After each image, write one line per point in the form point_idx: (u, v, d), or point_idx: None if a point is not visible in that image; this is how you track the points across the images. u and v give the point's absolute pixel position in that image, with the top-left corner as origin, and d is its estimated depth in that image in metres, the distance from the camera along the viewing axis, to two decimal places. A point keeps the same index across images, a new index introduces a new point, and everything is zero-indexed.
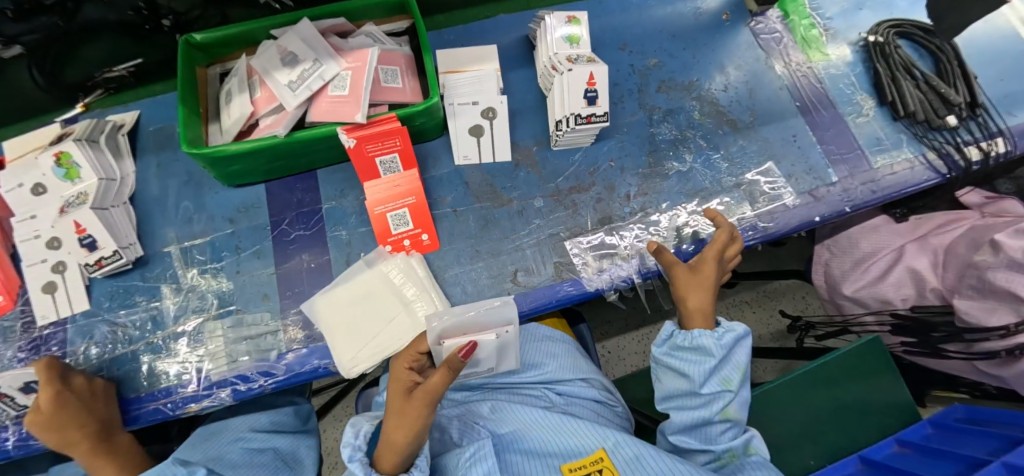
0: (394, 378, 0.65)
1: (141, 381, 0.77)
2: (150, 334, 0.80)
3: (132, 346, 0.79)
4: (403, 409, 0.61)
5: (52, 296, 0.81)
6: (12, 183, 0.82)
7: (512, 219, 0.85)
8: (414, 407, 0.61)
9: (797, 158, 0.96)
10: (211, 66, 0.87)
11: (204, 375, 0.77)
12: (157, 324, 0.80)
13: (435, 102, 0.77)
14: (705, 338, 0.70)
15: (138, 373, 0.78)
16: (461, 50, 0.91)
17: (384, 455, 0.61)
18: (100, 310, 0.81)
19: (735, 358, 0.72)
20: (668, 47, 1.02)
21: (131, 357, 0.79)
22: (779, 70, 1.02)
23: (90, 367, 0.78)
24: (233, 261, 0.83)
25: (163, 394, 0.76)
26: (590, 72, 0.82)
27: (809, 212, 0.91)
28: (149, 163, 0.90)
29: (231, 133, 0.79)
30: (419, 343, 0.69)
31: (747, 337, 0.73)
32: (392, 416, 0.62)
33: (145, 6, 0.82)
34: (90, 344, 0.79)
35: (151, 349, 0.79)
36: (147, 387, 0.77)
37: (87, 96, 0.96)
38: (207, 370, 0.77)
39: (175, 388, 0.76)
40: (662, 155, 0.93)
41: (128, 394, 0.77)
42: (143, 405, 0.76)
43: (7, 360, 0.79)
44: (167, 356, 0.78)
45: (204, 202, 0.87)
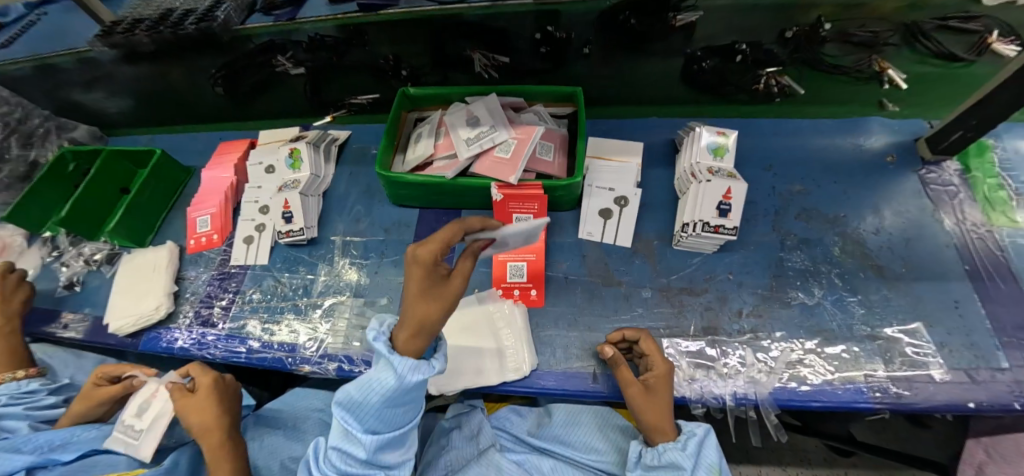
0: (419, 260, 0.60)
1: (279, 334, 0.93)
2: (299, 298, 0.97)
3: (284, 302, 0.97)
4: (431, 294, 0.60)
5: (247, 246, 1.04)
6: (258, 160, 1.09)
7: (616, 301, 0.89)
8: (452, 288, 0.61)
9: (955, 327, 0.85)
10: (412, 111, 1.08)
11: (323, 346, 0.90)
12: (306, 292, 0.97)
13: (578, 180, 0.87)
14: (671, 453, 0.67)
15: (280, 325, 0.94)
16: (611, 141, 1.01)
17: (404, 333, 0.59)
18: (272, 269, 1.02)
19: (706, 460, 0.66)
20: (818, 178, 1.00)
21: (280, 311, 0.96)
22: (948, 226, 0.94)
23: (250, 309, 0.98)
24: (376, 263, 0.98)
25: (289, 349, 0.91)
26: (728, 187, 0.85)
27: (958, 393, 0.79)
28: (344, 171, 1.13)
29: (410, 165, 0.96)
30: (452, 234, 0.62)
31: (710, 433, 0.69)
32: (415, 300, 0.60)
33: (393, 58, 1.10)
34: (255, 289, 1.00)
35: (295, 310, 0.96)
36: (280, 340, 0.92)
37: (335, 111, 1.24)
38: (326, 342, 0.90)
39: (299, 348, 0.90)
40: (788, 282, 0.90)
41: (266, 341, 0.93)
42: (274, 353, 0.91)
43: (202, 282, 1.03)
44: (303, 321, 0.94)
45: (373, 209, 1.06)
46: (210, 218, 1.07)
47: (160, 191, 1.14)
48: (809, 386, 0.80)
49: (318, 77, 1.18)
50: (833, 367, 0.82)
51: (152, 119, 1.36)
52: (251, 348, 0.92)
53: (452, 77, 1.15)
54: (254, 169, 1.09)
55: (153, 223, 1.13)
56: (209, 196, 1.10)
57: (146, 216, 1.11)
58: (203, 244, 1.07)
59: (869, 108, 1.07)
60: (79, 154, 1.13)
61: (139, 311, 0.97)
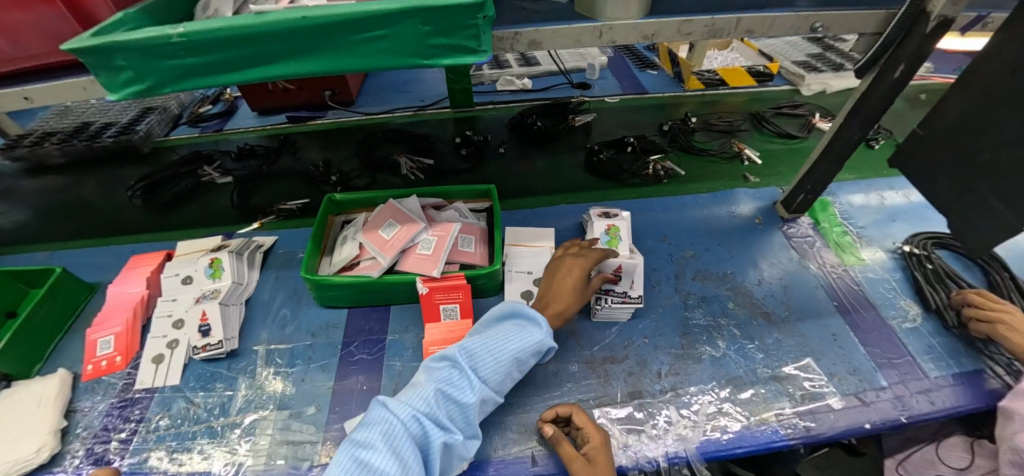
0: (569, 267, 0.91)
1: (189, 461, 0.85)
2: (214, 418, 0.90)
3: (195, 425, 0.89)
4: (570, 284, 0.89)
5: (156, 366, 0.96)
6: (174, 271, 1.06)
7: (547, 379, 0.92)
8: (565, 300, 0.88)
9: (838, 358, 0.97)
10: (339, 215, 1.13)
11: (242, 469, 0.83)
12: (223, 411, 0.91)
13: (497, 268, 0.96)
14: None
15: (191, 452, 0.86)
16: (525, 229, 1.10)
17: (554, 305, 0.88)
18: (184, 387, 0.95)
19: None
20: (704, 243, 1.15)
21: (191, 436, 0.88)
22: (814, 270, 1.10)
23: (156, 439, 0.88)
24: (302, 369, 0.95)
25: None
26: (628, 261, 0.96)
27: (855, 417, 0.89)
28: (269, 277, 1.12)
29: (337, 266, 0.99)
30: (578, 268, 0.90)
31: None
32: (564, 292, 0.89)
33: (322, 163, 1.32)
34: (163, 415, 0.91)
35: (209, 432, 0.88)
36: (190, 469, 0.84)
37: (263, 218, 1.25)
38: (246, 464, 0.84)
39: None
40: (696, 338, 0.99)
41: (175, 472, 0.84)
42: None
43: (99, 412, 0.93)
44: (219, 444, 0.87)
45: (299, 312, 1.05)
46: (114, 339, 1.00)
47: (55, 315, 1.06)
48: (730, 434, 0.86)
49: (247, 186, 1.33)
50: (744, 413, 0.89)
51: (52, 239, 1.29)
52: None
53: (379, 178, 1.30)
54: (169, 281, 1.05)
55: (42, 351, 1.03)
56: (113, 315, 1.03)
57: (32, 344, 1.01)
58: (103, 369, 0.98)
59: (737, 180, 1.28)
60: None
61: (14, 457, 0.85)
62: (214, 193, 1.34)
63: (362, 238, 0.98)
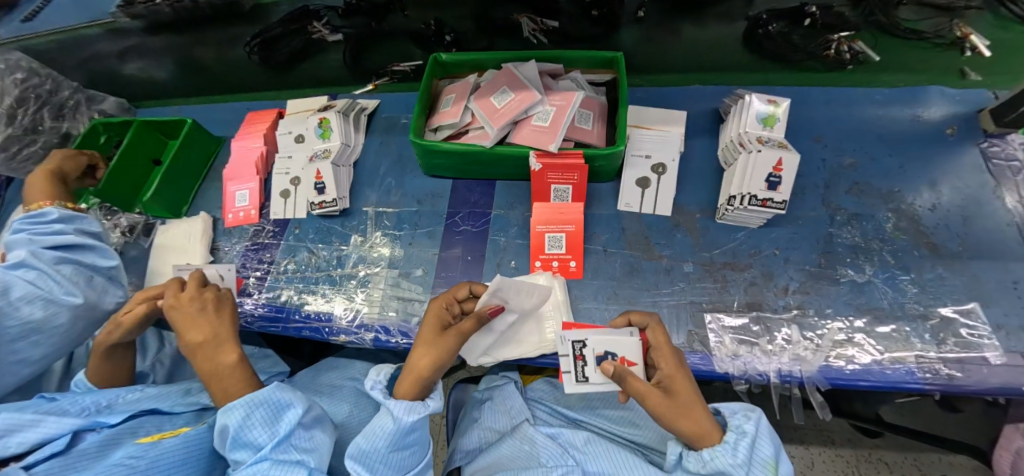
0: (428, 315, 0.72)
1: (311, 303, 0.92)
2: (332, 268, 0.95)
3: (317, 273, 0.95)
4: (436, 350, 0.67)
5: (286, 200, 1.02)
6: (286, 129, 1.05)
7: (658, 275, 0.86)
8: (441, 344, 0.67)
9: (1014, 309, 0.81)
10: (443, 79, 1.03)
11: (358, 315, 0.89)
12: (339, 263, 0.96)
13: (620, 150, 0.83)
14: (718, 463, 0.57)
15: (313, 295, 0.93)
16: (651, 109, 0.96)
17: (404, 381, 0.66)
18: (305, 240, 1.00)
19: (760, 456, 0.57)
20: (872, 151, 0.95)
21: (314, 282, 0.95)
22: (1009, 204, 0.88)
23: (285, 279, 0.96)
24: (409, 234, 0.96)
25: (323, 319, 0.89)
26: (780, 158, 0.81)
27: (1015, 376, 0.75)
28: (374, 140, 1.09)
29: (444, 132, 0.92)
30: (458, 291, 0.75)
31: (763, 422, 0.60)
32: (422, 345, 0.68)
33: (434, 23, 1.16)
34: (290, 260, 0.98)
35: (329, 281, 0.94)
36: (313, 308, 0.92)
37: (378, 79, 1.29)
38: (362, 312, 0.89)
39: (334, 318, 0.89)
40: (838, 259, 0.86)
41: (301, 309, 0.92)
42: (308, 323, 0.89)
43: (236, 251, 1.02)
44: (337, 292, 0.92)
45: (404, 181, 1.02)
46: (250, 193, 1.04)
47: (194, 161, 1.13)
48: (856, 365, 0.77)
49: (357, 45, 1.25)
50: (878, 345, 0.79)
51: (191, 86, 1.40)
52: (288, 316, 0.91)
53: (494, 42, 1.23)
54: (282, 139, 1.05)
55: (186, 195, 1.13)
56: (239, 168, 1.06)
57: (179, 186, 1.10)
58: (241, 219, 1.04)
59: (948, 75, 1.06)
60: (111, 127, 1.13)
61: None
62: (327, 52, 1.27)
63: (472, 105, 0.89)
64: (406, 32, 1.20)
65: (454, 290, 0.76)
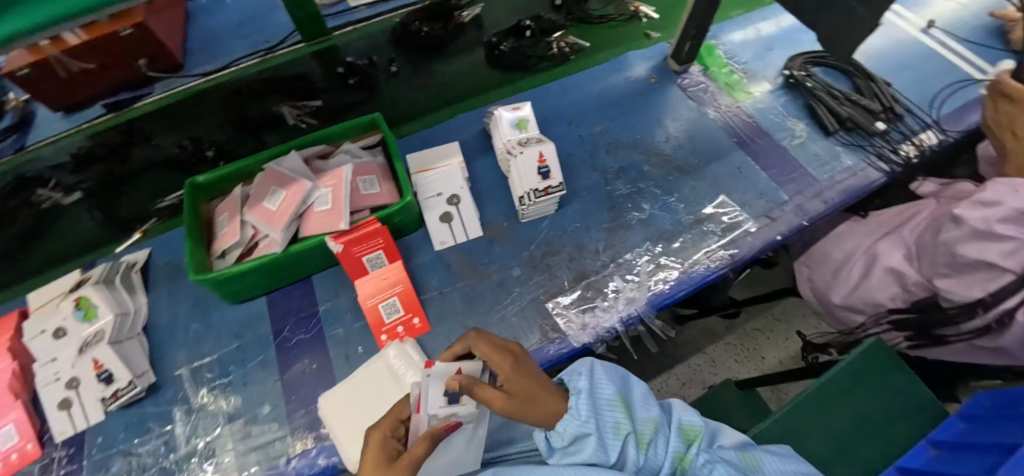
0: (372, 443, 0.61)
1: None
2: (163, 459, 0.82)
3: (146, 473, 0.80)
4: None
5: (69, 411, 0.83)
6: (38, 330, 0.87)
7: (494, 292, 0.92)
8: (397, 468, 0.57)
9: (747, 187, 1.04)
10: (213, 201, 0.97)
11: None
12: (171, 447, 0.82)
13: (409, 201, 0.88)
14: (572, 428, 0.61)
15: None
16: (427, 152, 1.02)
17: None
18: (115, 442, 0.83)
19: (601, 399, 0.64)
20: (609, 115, 1.14)
21: None
22: (711, 115, 1.14)
23: None
24: (240, 374, 0.87)
25: None
26: (539, 152, 0.93)
27: (769, 234, 0.97)
28: (160, 294, 0.97)
29: (232, 255, 0.87)
30: (400, 410, 0.66)
31: (596, 365, 0.67)
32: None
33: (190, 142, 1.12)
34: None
35: (165, 472, 0.80)
36: None
37: None
38: None
39: None
40: (622, 209, 1.02)
41: None
42: None
43: None
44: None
45: (212, 320, 0.93)
46: (16, 427, 0.82)
47: None
48: (670, 282, 0.92)
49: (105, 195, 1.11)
50: (678, 260, 0.95)
51: None
52: None
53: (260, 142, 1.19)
54: (37, 343, 0.86)
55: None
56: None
57: None
58: (16, 462, 0.82)
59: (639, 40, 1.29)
60: None
61: None
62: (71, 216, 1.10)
63: (247, 217, 0.86)
64: (160, 163, 1.13)
65: (397, 409, 0.66)
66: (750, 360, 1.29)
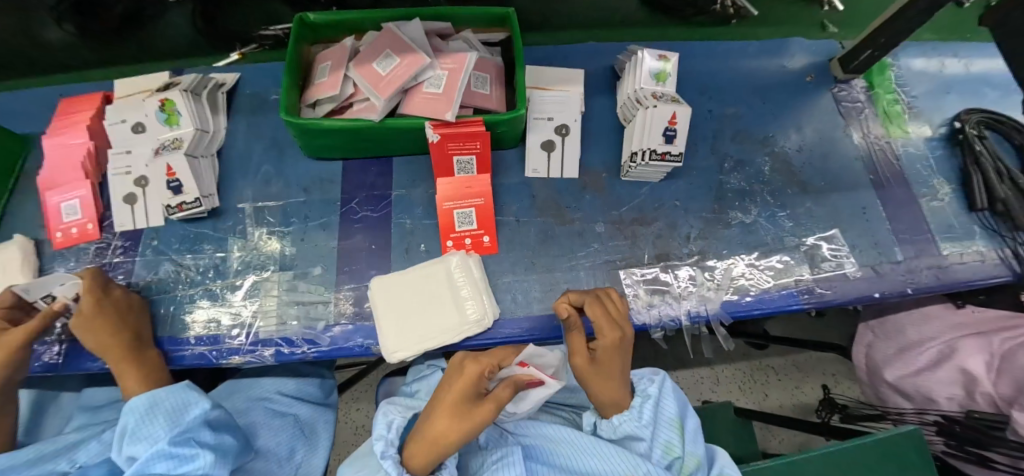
0: (466, 376, 0.63)
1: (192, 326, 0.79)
2: (210, 281, 0.82)
3: (191, 289, 0.81)
4: (613, 373, 0.70)
5: (133, 207, 0.84)
6: (116, 117, 0.86)
7: (571, 239, 0.87)
8: (610, 360, 0.71)
9: (863, 230, 0.94)
10: (316, 45, 0.91)
11: (253, 331, 0.78)
12: (219, 274, 0.83)
13: (521, 114, 0.79)
14: (625, 424, 0.69)
15: (187, 317, 0.79)
16: (550, 69, 0.94)
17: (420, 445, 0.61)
18: (168, 250, 0.84)
19: (667, 414, 0.70)
20: (749, 100, 1.03)
21: (187, 301, 0.81)
22: (856, 140, 1.01)
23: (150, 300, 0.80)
24: (300, 229, 0.85)
25: (211, 341, 0.78)
26: (674, 112, 0.83)
27: (867, 286, 0.89)
28: (239, 123, 0.94)
29: (323, 109, 0.81)
30: (501, 358, 0.66)
31: (669, 383, 0.73)
32: (450, 414, 0.61)
33: None
34: (154, 278, 0.82)
35: (209, 295, 0.81)
36: (198, 332, 0.78)
37: (243, 47, 1.07)
38: (257, 327, 0.79)
39: (223, 338, 0.78)
40: (728, 203, 0.93)
41: (177, 334, 0.78)
42: (193, 348, 0.77)
43: None
44: (222, 306, 0.80)
45: (285, 167, 0.90)
46: (81, 203, 0.84)
47: None
48: (751, 296, 0.86)
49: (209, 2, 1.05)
50: (765, 278, 0.88)
51: None
52: (164, 345, 0.77)
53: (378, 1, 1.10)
54: (115, 130, 0.86)
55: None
56: (62, 171, 0.85)
57: None
58: (75, 237, 0.84)
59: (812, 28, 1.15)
60: None
61: None
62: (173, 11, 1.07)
63: (352, 73, 0.79)
64: None
65: (495, 353, 0.67)
66: (754, 393, 1.27)
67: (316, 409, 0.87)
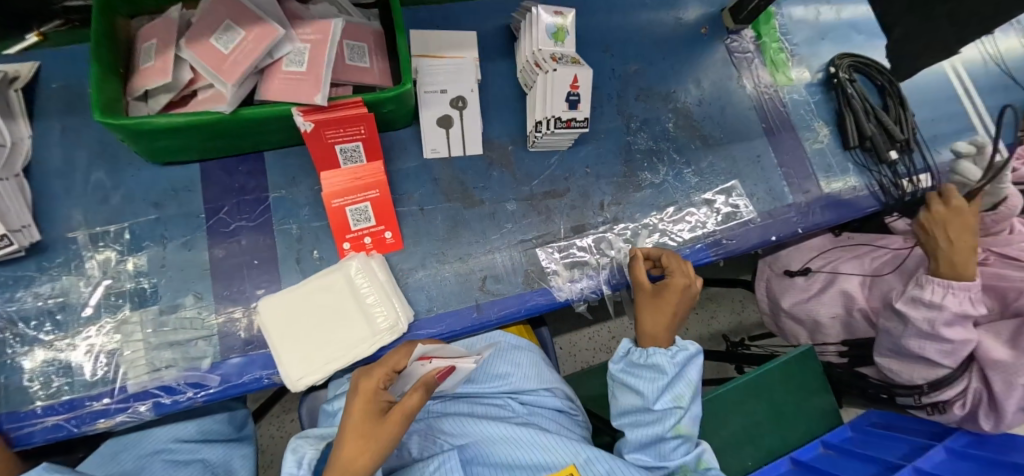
0: (360, 395, 0.56)
1: (30, 394, 0.64)
2: (47, 334, 0.66)
3: (21, 348, 0.65)
4: (670, 306, 0.73)
5: None
6: None
7: (483, 222, 0.81)
8: (672, 300, 0.74)
9: (759, 179, 0.98)
10: (137, 17, 0.72)
11: (120, 385, 0.65)
12: (57, 323, 0.67)
13: (407, 89, 0.69)
14: (659, 356, 0.71)
15: (21, 382, 0.64)
16: (438, 33, 0.83)
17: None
18: None
19: (687, 375, 0.72)
20: (649, 55, 1.00)
21: (16, 364, 0.65)
22: (748, 90, 1.04)
23: None
24: (158, 253, 0.70)
25: (66, 407, 0.63)
26: (574, 75, 0.78)
27: (766, 232, 0.94)
28: (49, 129, 0.73)
29: (160, 102, 0.67)
30: (396, 360, 0.58)
31: (699, 355, 0.75)
32: (352, 437, 0.54)
33: None
34: None
35: (48, 351, 0.66)
36: (40, 399, 0.64)
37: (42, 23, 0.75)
38: (122, 379, 0.65)
39: (77, 401, 0.64)
40: (637, 165, 0.92)
41: (13, 408, 0.63)
42: (39, 421, 0.62)
43: None
44: (70, 361, 0.65)
45: (124, 179, 0.73)
46: None
47: None
48: None
49: None
50: (676, 238, 0.89)
51: None
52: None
53: None
54: None
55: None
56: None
57: None
58: None
59: None
60: None
61: None
62: None
63: (187, 54, 0.64)
64: None
65: (392, 357, 0.59)
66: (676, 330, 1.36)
67: (229, 446, 0.76)
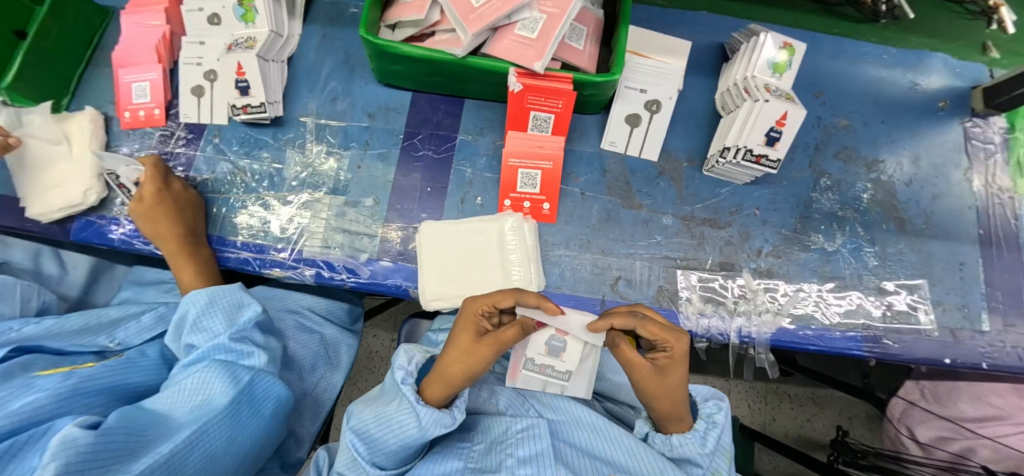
0: (464, 316, 0.62)
1: (237, 231, 0.79)
2: (263, 189, 0.81)
3: (244, 194, 0.81)
4: (671, 384, 0.61)
5: (199, 100, 0.83)
6: (195, 4, 0.83)
7: (635, 226, 0.81)
8: (674, 377, 0.61)
9: (954, 288, 0.84)
10: None
11: (298, 248, 0.77)
12: (272, 183, 0.81)
13: (615, 79, 0.71)
14: None
15: (236, 219, 0.79)
16: (654, 35, 0.84)
17: (434, 383, 0.60)
18: (228, 151, 0.83)
19: None
20: (866, 114, 0.91)
21: (237, 204, 0.80)
22: (974, 186, 0.89)
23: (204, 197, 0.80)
24: (358, 155, 0.82)
25: (256, 249, 0.78)
26: (784, 112, 0.74)
27: (939, 349, 0.81)
28: (314, 32, 0.89)
29: (405, 33, 0.77)
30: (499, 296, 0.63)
31: None
32: (454, 351, 0.59)
33: None
34: (210, 176, 0.81)
35: (260, 203, 0.80)
36: (243, 237, 0.79)
37: None
38: (301, 245, 0.78)
39: (268, 248, 0.77)
40: (812, 225, 0.85)
41: (225, 234, 0.78)
42: (237, 252, 0.77)
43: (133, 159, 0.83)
44: (271, 216, 0.79)
45: (353, 87, 0.86)
46: (151, 86, 0.83)
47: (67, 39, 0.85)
48: (811, 330, 0.79)
49: None
50: (829, 315, 0.81)
51: None
52: (213, 242, 0.78)
53: None
54: (191, 17, 0.83)
55: (65, 84, 0.85)
56: (135, 49, 0.83)
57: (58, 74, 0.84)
58: (141, 121, 0.83)
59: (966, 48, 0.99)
60: None
61: (60, 195, 0.76)
62: None
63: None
64: None
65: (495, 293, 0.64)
66: (763, 416, 1.19)
67: (341, 332, 0.86)
